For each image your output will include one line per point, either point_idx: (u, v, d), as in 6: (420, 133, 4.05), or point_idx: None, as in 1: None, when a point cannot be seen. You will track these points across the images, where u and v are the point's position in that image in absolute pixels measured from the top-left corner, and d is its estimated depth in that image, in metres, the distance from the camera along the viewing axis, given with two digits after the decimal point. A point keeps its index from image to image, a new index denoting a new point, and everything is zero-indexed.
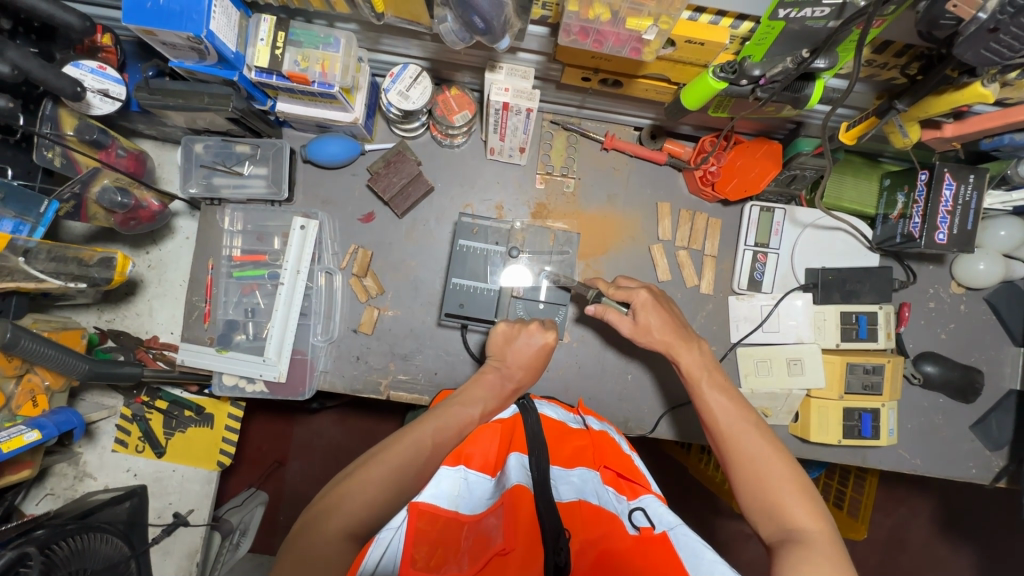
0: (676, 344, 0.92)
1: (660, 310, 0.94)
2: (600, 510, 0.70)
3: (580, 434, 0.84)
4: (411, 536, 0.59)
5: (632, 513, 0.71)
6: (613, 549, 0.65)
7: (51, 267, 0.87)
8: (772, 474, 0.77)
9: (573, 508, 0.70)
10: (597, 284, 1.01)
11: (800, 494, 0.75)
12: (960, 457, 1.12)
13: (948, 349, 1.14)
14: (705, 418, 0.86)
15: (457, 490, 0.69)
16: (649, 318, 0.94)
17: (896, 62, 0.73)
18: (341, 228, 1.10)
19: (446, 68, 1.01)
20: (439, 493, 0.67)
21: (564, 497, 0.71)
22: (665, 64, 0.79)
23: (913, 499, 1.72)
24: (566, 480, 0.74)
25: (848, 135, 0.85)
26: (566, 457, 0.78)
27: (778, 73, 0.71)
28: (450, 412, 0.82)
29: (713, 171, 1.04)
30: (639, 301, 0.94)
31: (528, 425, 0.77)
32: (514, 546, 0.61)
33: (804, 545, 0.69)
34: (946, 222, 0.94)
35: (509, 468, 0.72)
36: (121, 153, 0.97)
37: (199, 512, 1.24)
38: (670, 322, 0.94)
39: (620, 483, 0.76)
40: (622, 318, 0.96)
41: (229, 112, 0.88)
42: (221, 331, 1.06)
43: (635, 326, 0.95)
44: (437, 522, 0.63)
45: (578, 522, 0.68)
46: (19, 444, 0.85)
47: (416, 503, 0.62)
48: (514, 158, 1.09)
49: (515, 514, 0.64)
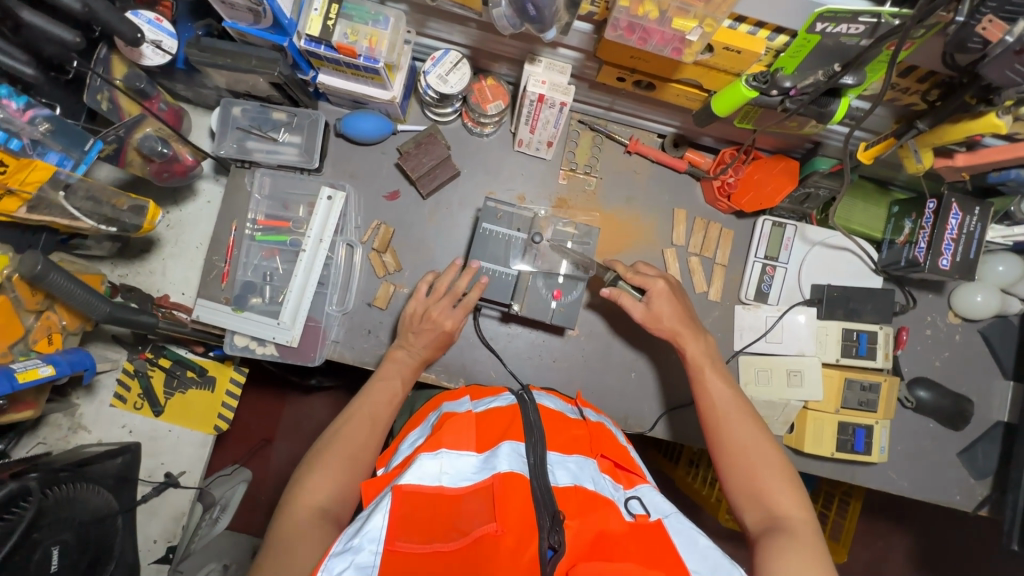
0: (684, 335, 0.95)
1: (673, 299, 0.97)
2: (595, 495, 0.70)
3: (579, 425, 0.86)
4: (395, 516, 0.63)
5: (628, 501, 0.74)
6: (612, 531, 0.66)
7: (87, 207, 0.87)
8: (763, 465, 0.80)
9: (569, 493, 0.69)
10: (617, 267, 1.04)
11: (790, 487, 0.78)
12: (945, 483, 1.15)
13: (942, 376, 1.17)
14: (703, 406, 0.89)
15: (450, 469, 0.70)
16: (658, 317, 0.96)
17: (918, 87, 0.77)
18: (366, 202, 1.13)
19: (485, 58, 1.05)
20: (427, 475, 0.68)
21: (561, 481, 0.71)
22: (699, 70, 0.82)
23: (892, 533, 1.76)
24: (563, 465, 0.74)
25: (865, 155, 0.88)
26: (563, 443, 0.78)
27: (809, 86, 0.74)
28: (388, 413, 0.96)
29: (730, 182, 1.09)
30: (656, 289, 0.97)
31: (526, 415, 0.78)
32: (507, 528, 0.63)
33: (787, 531, 0.72)
34: (950, 248, 0.99)
35: (500, 454, 0.71)
36: (163, 106, 0.99)
37: (190, 475, 1.26)
38: (681, 312, 0.97)
39: (617, 473, 0.79)
40: (634, 304, 0.98)
41: (274, 76, 0.91)
42: (237, 291, 1.07)
43: (646, 312, 0.97)
44: (421, 502, 0.66)
45: (573, 506, 0.68)
46: (34, 377, 0.85)
47: (399, 487, 0.65)
48: (541, 151, 1.12)
49: (507, 497, 0.66)
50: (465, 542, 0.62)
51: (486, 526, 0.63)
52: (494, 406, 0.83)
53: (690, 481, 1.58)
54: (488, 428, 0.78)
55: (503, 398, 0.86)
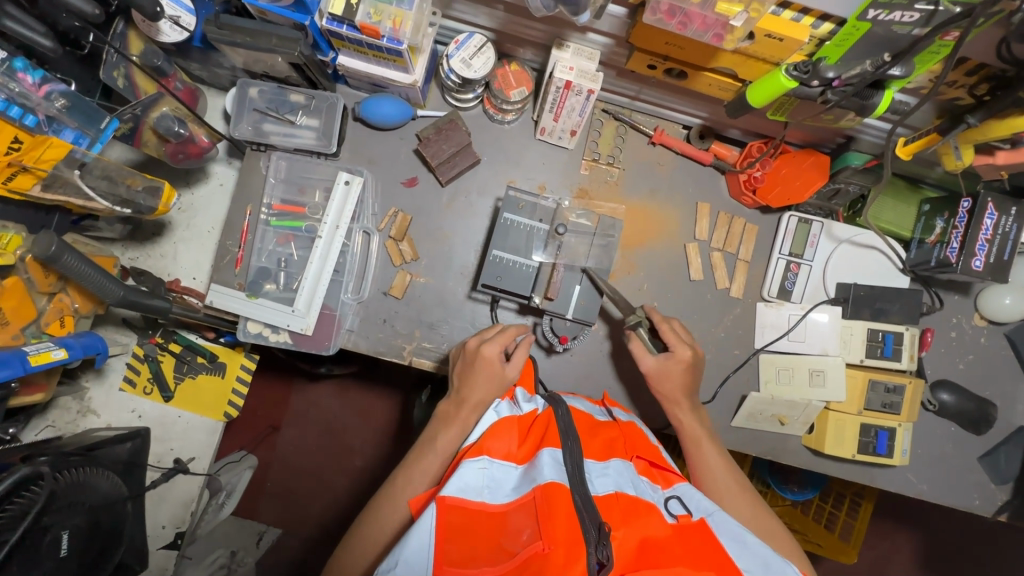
0: (681, 403, 0.95)
1: (687, 371, 0.95)
2: (636, 501, 0.70)
3: (609, 426, 0.85)
4: (440, 528, 0.65)
5: (668, 501, 0.74)
6: (656, 536, 0.67)
7: (102, 186, 0.85)
8: (767, 534, 0.84)
9: (609, 502, 0.69)
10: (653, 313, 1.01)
11: (792, 553, 0.83)
12: (964, 487, 1.14)
13: (965, 379, 1.15)
14: (701, 477, 0.91)
15: (491, 483, 0.71)
16: (666, 377, 0.95)
17: (965, 81, 0.74)
18: (383, 188, 1.10)
19: (509, 42, 1.02)
20: (467, 485, 0.70)
21: (600, 489, 0.71)
22: (737, 58, 0.79)
23: (900, 535, 1.75)
24: (601, 472, 0.73)
25: (904, 151, 0.86)
26: (599, 449, 0.77)
27: (855, 75, 0.72)
28: (444, 410, 0.93)
29: (757, 176, 1.05)
30: (680, 356, 0.95)
31: (561, 420, 0.79)
32: (555, 545, 0.62)
33: None
34: (983, 250, 0.96)
35: (542, 463, 0.71)
36: (178, 85, 0.96)
37: (199, 461, 1.26)
38: (688, 383, 0.96)
39: (653, 472, 0.79)
40: (647, 354, 0.97)
41: (295, 57, 0.89)
42: (251, 277, 1.05)
43: (656, 366, 0.96)
44: (466, 513, 0.67)
45: (617, 515, 0.68)
46: (47, 360, 0.83)
47: (443, 498, 0.67)
48: (563, 140, 1.10)
49: (551, 509, 0.65)
50: (512, 563, 0.62)
51: (534, 545, 0.63)
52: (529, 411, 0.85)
53: None
54: (527, 433, 0.80)
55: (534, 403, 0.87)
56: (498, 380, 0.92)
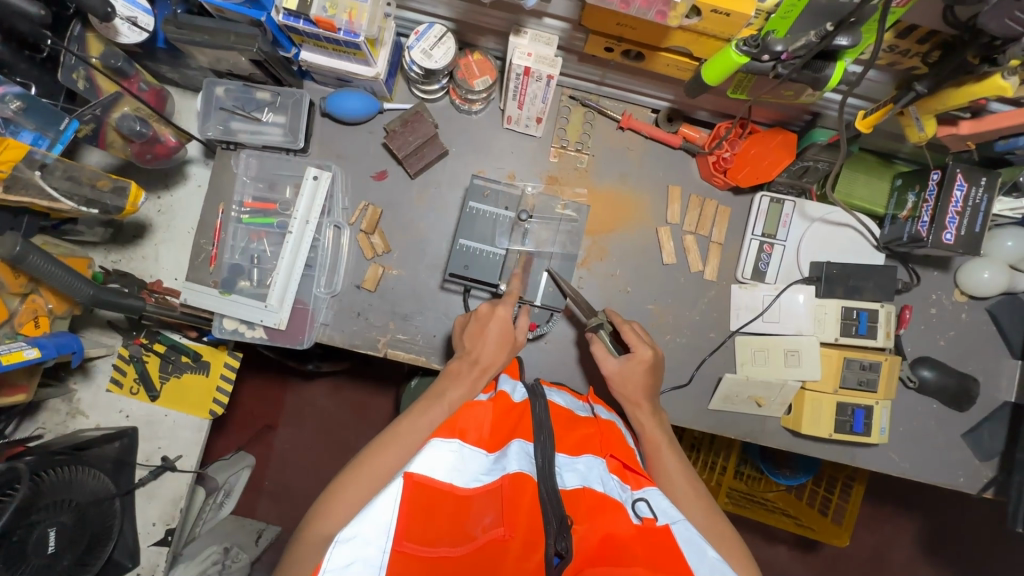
0: (639, 406, 0.94)
1: (649, 371, 0.95)
2: (604, 497, 0.70)
3: (588, 422, 0.86)
4: (405, 504, 0.64)
5: (636, 502, 0.73)
6: (618, 534, 0.67)
7: (65, 186, 0.87)
8: (718, 541, 0.81)
9: (575, 498, 0.70)
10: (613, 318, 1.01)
11: (744, 562, 0.79)
12: (948, 465, 1.12)
13: (947, 356, 1.14)
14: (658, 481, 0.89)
15: (461, 468, 0.71)
16: (625, 380, 0.94)
17: (918, 49, 0.73)
18: (353, 183, 1.11)
19: (471, 31, 1.02)
20: (436, 467, 0.70)
21: (568, 484, 0.71)
22: (688, 37, 0.79)
23: (898, 518, 1.74)
24: (571, 467, 0.74)
25: (864, 123, 0.84)
26: (572, 444, 0.78)
27: (801, 47, 0.71)
28: (454, 367, 0.91)
29: (725, 158, 1.06)
30: (640, 356, 0.94)
31: (536, 413, 0.78)
32: (515, 532, 0.63)
33: None
34: (954, 222, 0.95)
35: (511, 452, 0.72)
36: (143, 86, 0.98)
37: (187, 459, 1.24)
38: (648, 384, 0.95)
39: (625, 473, 0.78)
40: (607, 357, 0.97)
41: (253, 53, 0.89)
42: (225, 275, 1.07)
43: (616, 368, 0.95)
44: (432, 494, 0.67)
45: (582, 509, 0.69)
46: (19, 359, 0.85)
47: (410, 475, 0.67)
48: (531, 128, 1.10)
49: (517, 500, 0.66)
50: (472, 546, 0.63)
51: (494, 531, 0.64)
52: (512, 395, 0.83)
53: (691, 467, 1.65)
54: (502, 422, 0.78)
55: (516, 391, 0.85)
56: (505, 345, 0.92)
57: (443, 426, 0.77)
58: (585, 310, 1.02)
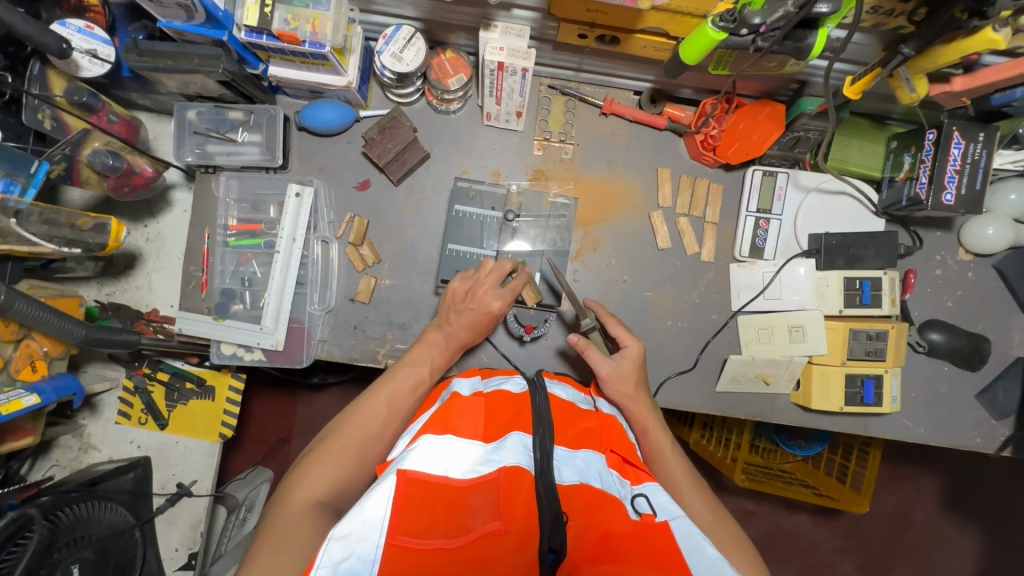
0: (641, 413, 0.92)
1: (640, 364, 0.94)
2: (602, 494, 0.67)
3: (589, 416, 0.84)
4: (398, 501, 0.60)
5: (635, 498, 0.69)
6: (616, 530, 0.62)
7: (44, 230, 0.87)
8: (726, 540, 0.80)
9: (574, 492, 0.67)
10: (596, 313, 0.99)
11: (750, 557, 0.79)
12: (964, 426, 1.11)
13: (955, 317, 1.12)
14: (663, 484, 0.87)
15: (456, 458, 0.67)
16: (623, 380, 0.92)
17: (903, 8, 0.70)
18: (336, 195, 1.09)
19: (440, 29, 0.99)
20: (432, 459, 0.65)
21: (566, 479, 0.68)
22: (663, 16, 0.77)
23: (918, 477, 1.73)
24: (569, 461, 0.70)
25: (852, 90, 0.81)
26: (571, 438, 0.74)
27: (779, 19, 0.67)
28: (430, 337, 0.94)
29: (714, 135, 1.03)
30: (630, 353, 0.93)
31: (535, 404, 0.76)
32: (511, 526, 0.60)
33: None
34: (954, 181, 0.92)
35: (507, 445, 0.69)
36: (113, 118, 0.96)
37: (202, 483, 1.25)
38: (642, 378, 0.94)
39: (625, 468, 0.75)
40: (601, 358, 0.93)
41: (220, 74, 0.87)
42: (218, 300, 1.06)
43: (613, 369, 0.92)
44: (426, 489, 0.62)
45: (578, 505, 0.66)
46: (19, 407, 0.85)
47: (404, 471, 0.62)
48: (511, 123, 1.07)
49: (513, 493, 0.63)
50: (466, 539, 0.59)
51: (490, 524, 0.60)
52: (507, 390, 0.82)
53: (704, 444, 1.64)
54: (497, 417, 0.75)
55: (516, 383, 0.85)
56: (483, 316, 0.94)
57: (435, 422, 0.72)
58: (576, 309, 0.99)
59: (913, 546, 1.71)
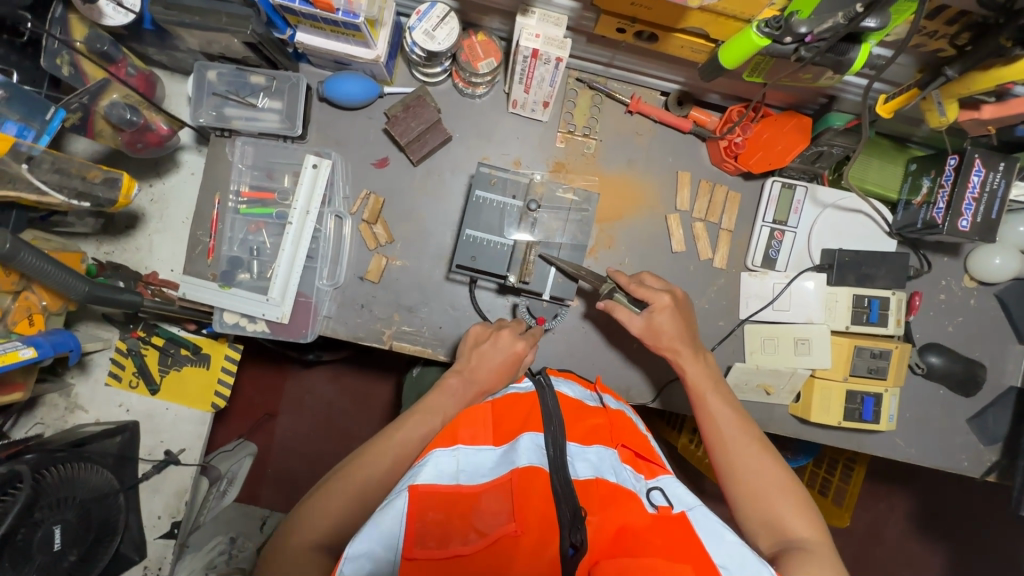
0: (683, 355, 0.92)
1: (676, 315, 0.92)
2: (618, 488, 0.68)
3: (597, 413, 0.82)
4: (411, 521, 0.60)
5: (649, 492, 0.71)
6: (634, 524, 0.64)
7: (54, 179, 0.86)
8: (772, 485, 0.79)
9: (590, 487, 0.67)
10: (616, 277, 0.98)
11: (799, 502, 0.77)
12: (952, 449, 1.13)
13: (954, 341, 1.14)
14: (706, 426, 0.88)
15: (467, 464, 0.67)
16: (658, 332, 0.92)
17: (946, 31, 0.70)
18: (353, 171, 1.07)
19: (474, 10, 0.97)
20: (440, 471, 0.65)
21: (582, 474, 0.68)
22: (706, 17, 0.76)
23: (893, 496, 1.77)
24: (583, 456, 0.71)
25: (886, 108, 0.84)
26: (583, 434, 0.75)
27: (826, 30, 0.67)
28: (449, 380, 0.88)
29: (737, 142, 1.03)
30: (660, 304, 0.92)
31: (545, 402, 0.75)
32: (526, 528, 0.61)
33: (811, 554, 0.70)
34: (971, 209, 0.94)
35: (520, 447, 0.69)
36: (131, 71, 0.94)
37: (190, 452, 1.23)
38: (684, 329, 0.93)
39: (637, 462, 0.76)
40: (632, 317, 0.94)
41: (247, 35, 0.85)
42: (224, 267, 1.03)
43: (646, 326, 0.93)
44: (440, 501, 0.62)
45: (595, 500, 0.66)
46: (15, 359, 0.83)
47: (415, 485, 0.62)
48: (537, 113, 1.06)
49: (527, 493, 0.64)
50: (485, 543, 0.59)
51: (506, 527, 0.61)
52: (515, 394, 0.82)
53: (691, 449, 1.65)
54: (506, 421, 0.76)
55: (523, 385, 0.84)
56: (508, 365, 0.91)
57: (441, 435, 0.72)
58: (593, 277, 0.99)
59: (883, 562, 1.75)
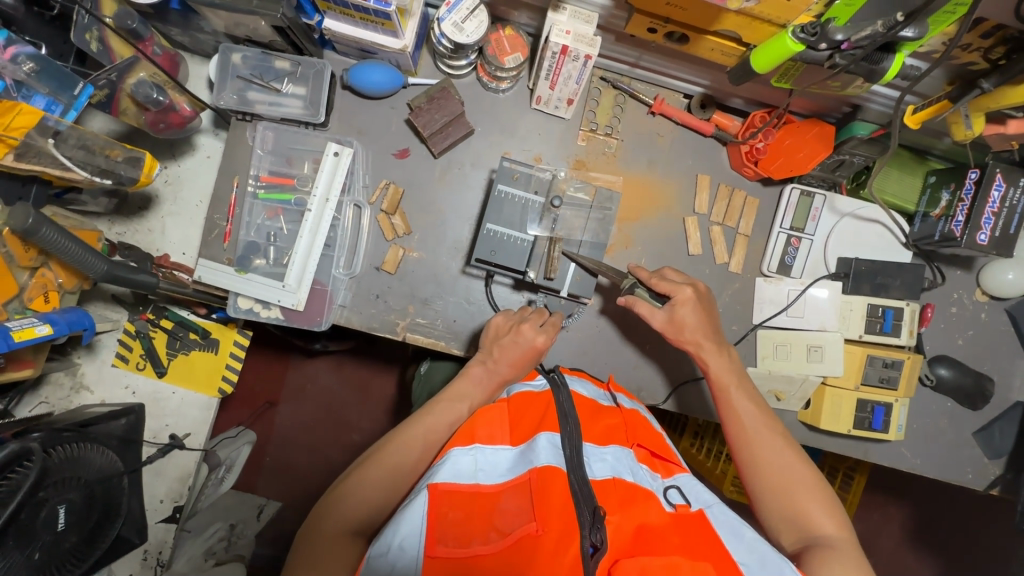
0: (707, 350, 0.92)
1: (699, 308, 0.92)
2: (635, 488, 0.67)
3: (611, 412, 0.81)
4: (433, 519, 0.61)
5: (667, 490, 0.71)
6: (652, 523, 0.64)
7: (78, 156, 0.87)
8: (796, 480, 0.79)
9: (608, 487, 0.67)
10: (638, 272, 0.98)
11: (822, 498, 0.78)
12: (958, 461, 1.14)
13: (963, 354, 1.14)
14: (728, 419, 0.88)
15: (485, 464, 0.68)
16: (680, 327, 0.92)
17: (981, 43, 0.71)
18: (373, 160, 1.07)
19: (503, 4, 0.97)
20: (459, 470, 0.66)
21: (598, 474, 0.68)
22: (740, 20, 0.76)
23: (889, 507, 1.78)
24: (599, 456, 0.70)
25: (914, 118, 0.85)
26: (599, 434, 0.73)
27: (865, 37, 0.68)
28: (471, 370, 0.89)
29: (759, 148, 1.02)
30: (683, 296, 0.92)
31: (561, 402, 0.75)
32: (548, 528, 0.60)
33: (835, 550, 0.71)
34: (990, 222, 0.94)
35: (538, 446, 0.68)
36: (157, 50, 0.97)
37: (195, 437, 1.23)
38: (706, 323, 0.92)
39: (653, 461, 0.76)
40: (654, 311, 0.93)
41: (277, 18, 0.84)
42: (240, 252, 1.03)
43: (669, 321, 0.92)
44: (461, 500, 0.63)
45: (613, 499, 0.65)
46: (30, 335, 0.83)
47: (436, 485, 0.63)
48: (560, 110, 1.06)
49: (547, 492, 0.63)
50: (507, 542, 0.59)
51: (527, 526, 0.60)
52: (529, 390, 0.81)
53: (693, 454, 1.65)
54: (522, 420, 0.75)
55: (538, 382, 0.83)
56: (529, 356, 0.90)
57: (458, 436, 0.72)
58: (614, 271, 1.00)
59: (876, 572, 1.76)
